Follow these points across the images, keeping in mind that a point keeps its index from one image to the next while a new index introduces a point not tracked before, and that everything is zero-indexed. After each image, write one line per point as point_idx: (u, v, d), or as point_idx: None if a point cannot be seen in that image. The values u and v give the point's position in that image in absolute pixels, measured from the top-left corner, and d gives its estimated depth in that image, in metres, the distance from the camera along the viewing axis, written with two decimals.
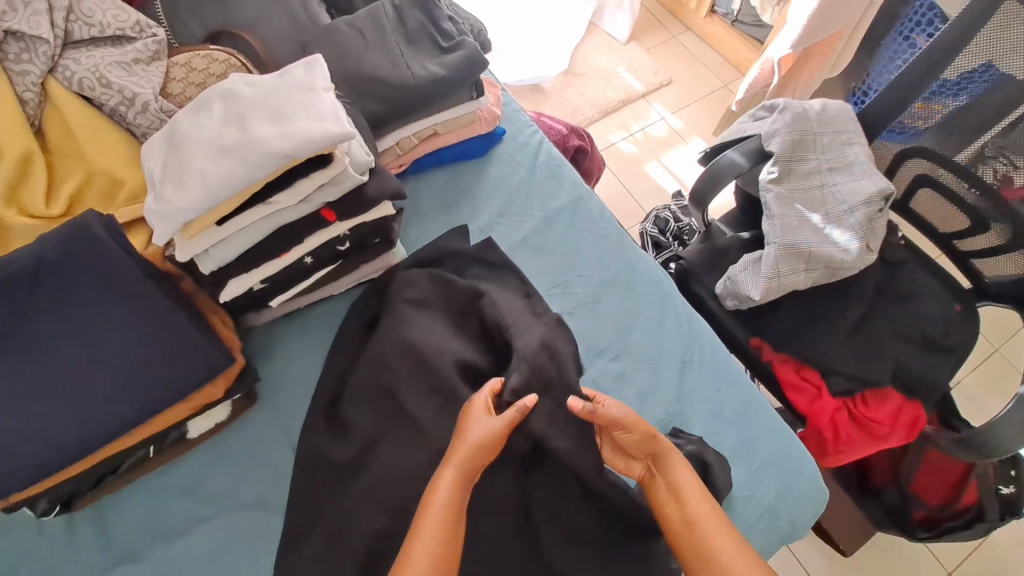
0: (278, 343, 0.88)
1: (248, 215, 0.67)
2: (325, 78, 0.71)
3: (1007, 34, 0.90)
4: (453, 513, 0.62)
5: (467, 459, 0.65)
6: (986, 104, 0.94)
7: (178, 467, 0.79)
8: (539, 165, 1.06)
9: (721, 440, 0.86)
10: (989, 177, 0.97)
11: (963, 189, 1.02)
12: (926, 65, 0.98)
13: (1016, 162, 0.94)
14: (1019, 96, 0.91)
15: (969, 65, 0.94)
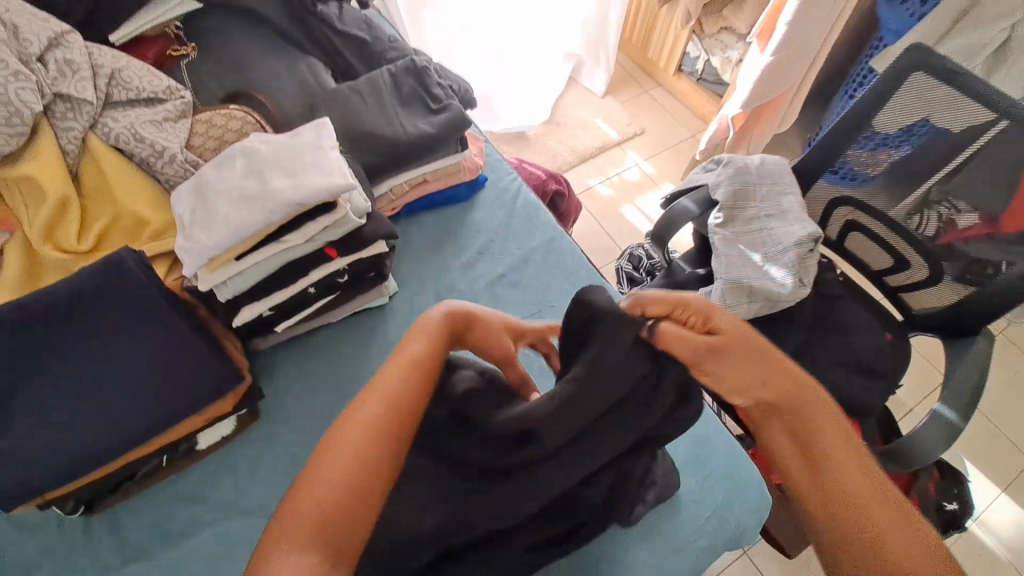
0: (282, 365, 0.98)
1: (262, 252, 0.79)
2: (333, 138, 0.85)
3: (937, 97, 1.00)
4: (383, 425, 0.53)
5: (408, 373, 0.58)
6: (926, 155, 1.05)
7: (189, 477, 0.87)
8: (516, 209, 1.20)
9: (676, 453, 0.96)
10: (935, 219, 1.09)
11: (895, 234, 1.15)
12: (849, 126, 1.11)
13: (957, 207, 1.05)
14: (954, 149, 1.02)
15: (907, 121, 1.05)
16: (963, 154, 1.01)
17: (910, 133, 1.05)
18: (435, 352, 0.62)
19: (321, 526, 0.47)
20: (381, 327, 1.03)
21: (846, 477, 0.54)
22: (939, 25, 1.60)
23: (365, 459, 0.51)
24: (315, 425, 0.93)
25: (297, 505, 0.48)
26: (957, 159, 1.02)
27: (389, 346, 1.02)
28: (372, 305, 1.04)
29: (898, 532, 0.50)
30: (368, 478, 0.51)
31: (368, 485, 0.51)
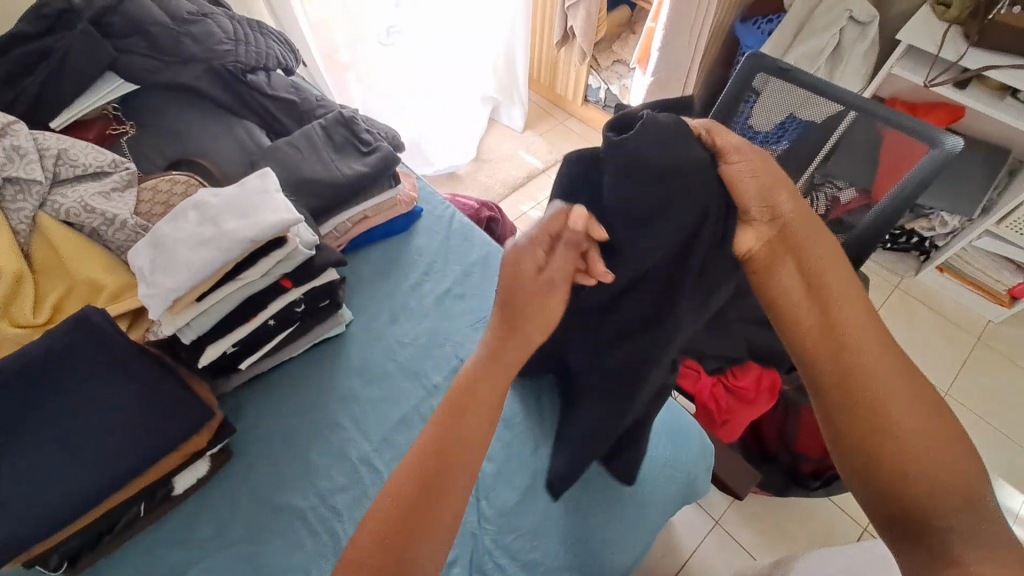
0: (250, 402, 1.04)
1: (222, 290, 0.86)
2: (277, 183, 0.95)
3: (793, 97, 1.21)
4: (439, 455, 0.67)
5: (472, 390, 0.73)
6: (803, 145, 1.25)
7: (171, 520, 0.91)
8: (453, 232, 1.33)
9: None
10: (823, 199, 1.27)
11: None
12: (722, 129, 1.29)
13: (838, 186, 1.24)
14: (823, 137, 1.22)
15: (778, 119, 1.24)
16: (831, 140, 1.21)
17: (784, 128, 1.24)
18: (481, 419, 0.71)
19: (387, 526, 0.62)
20: (342, 353, 1.11)
21: (840, 307, 0.67)
22: (784, 38, 1.94)
23: (427, 475, 0.66)
24: (289, 452, 0.99)
25: (389, 492, 0.65)
26: (828, 144, 1.22)
27: (352, 369, 1.10)
28: (332, 333, 1.12)
29: (871, 356, 0.65)
30: (432, 498, 0.65)
31: (418, 499, 0.64)
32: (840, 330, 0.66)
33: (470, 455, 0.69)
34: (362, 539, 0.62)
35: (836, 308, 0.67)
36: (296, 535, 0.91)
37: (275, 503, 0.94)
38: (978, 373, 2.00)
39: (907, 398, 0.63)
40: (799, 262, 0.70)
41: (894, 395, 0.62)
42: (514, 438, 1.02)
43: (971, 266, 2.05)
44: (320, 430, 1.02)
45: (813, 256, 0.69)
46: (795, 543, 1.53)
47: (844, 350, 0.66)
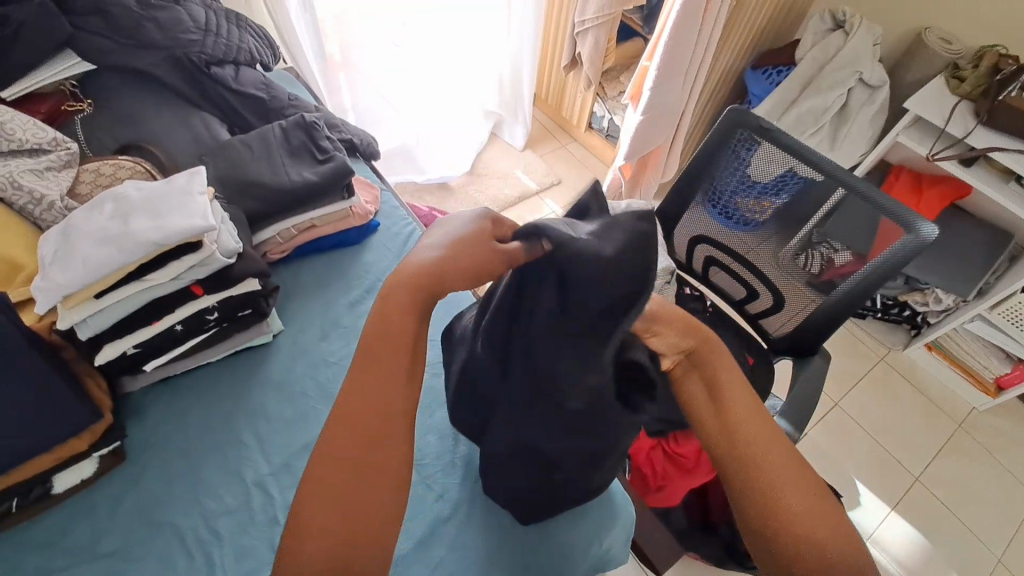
0: (154, 405, 0.99)
1: (122, 290, 0.83)
2: (205, 185, 0.91)
3: (785, 150, 1.13)
4: (374, 409, 0.54)
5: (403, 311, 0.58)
6: (801, 201, 1.14)
7: (43, 521, 0.87)
8: (406, 251, 1.28)
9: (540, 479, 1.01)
10: (819, 258, 1.17)
11: (740, 265, 1.31)
12: (699, 170, 1.24)
13: (835, 246, 1.14)
14: (823, 195, 1.12)
15: (777, 170, 1.15)
16: (833, 198, 1.11)
17: (783, 182, 1.15)
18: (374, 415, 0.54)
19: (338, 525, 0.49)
20: (262, 365, 1.07)
21: (747, 424, 0.57)
22: (791, 90, 1.88)
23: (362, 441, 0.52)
24: (183, 464, 0.94)
25: (316, 477, 0.51)
26: (829, 203, 1.12)
27: (268, 382, 1.05)
28: (255, 342, 1.08)
29: (785, 472, 0.55)
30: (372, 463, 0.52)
31: (359, 472, 0.52)
32: (747, 442, 0.56)
33: (394, 421, 0.55)
34: (309, 554, 0.48)
35: (740, 424, 0.57)
36: (168, 556, 0.86)
37: (156, 517, 0.89)
38: (955, 461, 1.90)
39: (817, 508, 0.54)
40: (707, 379, 0.61)
41: (806, 506, 0.54)
42: (420, 481, 0.96)
43: (961, 348, 1.96)
44: (220, 443, 0.97)
45: (718, 366, 0.62)
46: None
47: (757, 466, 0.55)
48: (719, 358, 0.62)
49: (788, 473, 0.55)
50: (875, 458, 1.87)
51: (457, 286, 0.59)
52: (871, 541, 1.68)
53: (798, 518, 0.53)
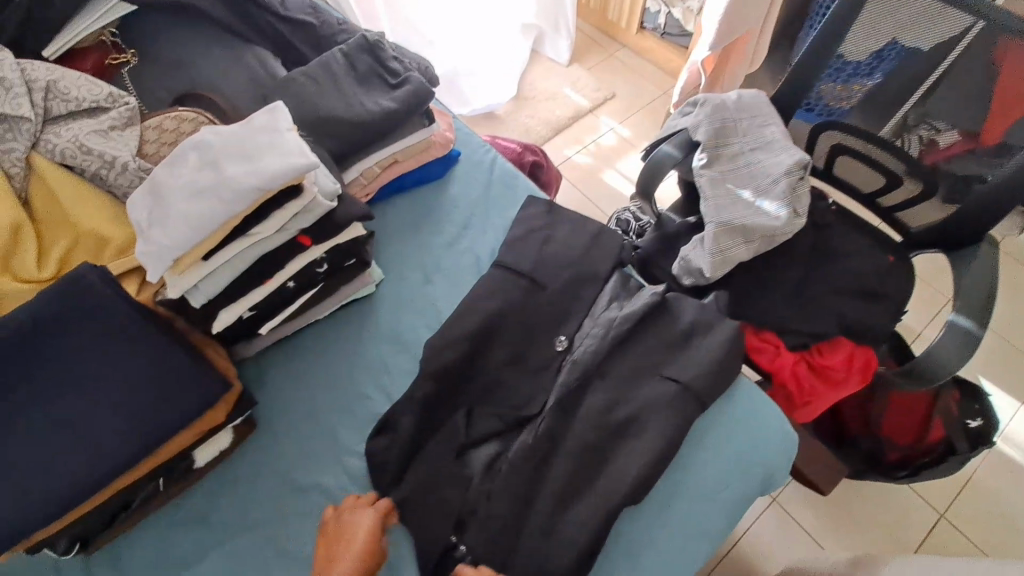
0: (272, 369, 0.94)
1: (230, 248, 0.74)
2: (289, 120, 0.80)
3: (900, 16, 0.99)
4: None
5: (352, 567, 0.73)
6: (898, 78, 1.04)
7: (195, 495, 0.86)
8: (494, 179, 1.16)
9: (706, 445, 0.90)
10: (916, 143, 1.06)
11: (870, 148, 1.13)
12: (825, 42, 1.07)
13: (937, 126, 1.03)
14: (931, 65, 1.00)
15: (876, 45, 1.03)
16: (943, 66, 0.98)
17: (880, 59, 1.04)
18: None
19: None
20: (371, 316, 1.00)
21: None
22: None
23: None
24: (315, 427, 0.90)
25: None
26: (937, 73, 1.00)
27: (382, 334, 0.98)
28: (360, 295, 1.00)
29: None
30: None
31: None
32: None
33: None
34: None
35: None
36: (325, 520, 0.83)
37: (302, 483, 0.86)
38: None
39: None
40: None
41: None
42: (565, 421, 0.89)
43: None
44: (348, 402, 0.92)
45: None
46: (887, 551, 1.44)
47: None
48: None
49: None
50: (999, 355, 1.72)
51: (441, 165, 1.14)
52: (1004, 440, 1.59)
53: None
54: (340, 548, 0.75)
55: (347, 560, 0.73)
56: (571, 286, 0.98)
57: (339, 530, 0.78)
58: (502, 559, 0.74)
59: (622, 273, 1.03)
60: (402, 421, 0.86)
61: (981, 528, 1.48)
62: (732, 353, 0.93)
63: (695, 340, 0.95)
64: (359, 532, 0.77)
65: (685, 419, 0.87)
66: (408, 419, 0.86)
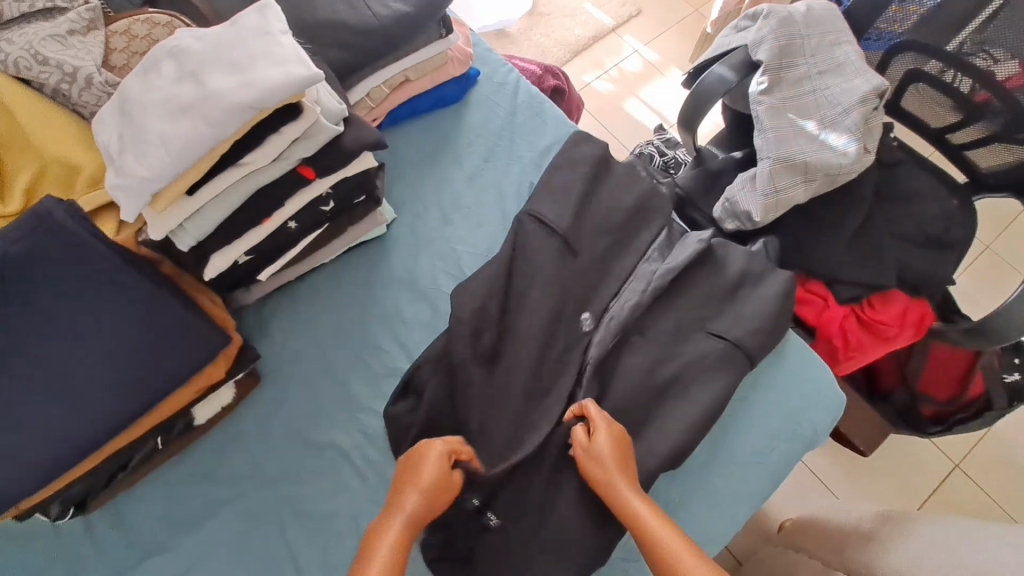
0: (277, 318, 0.85)
1: (219, 180, 0.62)
2: (282, 20, 0.65)
3: None
4: (399, 565, 0.56)
5: (427, 500, 0.62)
6: None
7: (197, 452, 0.78)
8: (519, 104, 1.02)
9: (751, 407, 0.85)
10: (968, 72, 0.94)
11: (948, 76, 0.97)
12: None
13: (995, 56, 0.90)
14: None
15: None
16: None
17: None
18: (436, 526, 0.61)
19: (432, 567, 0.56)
20: (384, 260, 0.90)
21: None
22: None
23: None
24: (327, 382, 0.82)
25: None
26: None
27: (397, 281, 0.88)
28: (369, 237, 0.90)
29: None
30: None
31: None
32: (668, 563, 0.58)
33: None
34: None
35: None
36: (341, 480, 0.77)
37: (313, 440, 0.79)
38: None
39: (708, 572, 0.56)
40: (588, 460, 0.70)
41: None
42: (601, 379, 0.81)
43: None
44: (361, 355, 0.84)
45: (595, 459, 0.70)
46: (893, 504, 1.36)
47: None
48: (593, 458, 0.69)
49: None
50: None
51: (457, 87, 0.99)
52: None
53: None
54: (407, 480, 0.64)
55: (410, 493, 0.62)
56: (607, 232, 0.88)
57: (409, 462, 0.67)
58: (603, 436, 0.70)
59: (665, 216, 0.92)
60: (423, 378, 0.78)
61: (997, 475, 1.38)
62: (786, 308, 0.84)
63: (743, 293, 0.86)
64: (427, 471, 0.64)
65: (731, 380, 0.80)
66: (429, 376, 0.78)
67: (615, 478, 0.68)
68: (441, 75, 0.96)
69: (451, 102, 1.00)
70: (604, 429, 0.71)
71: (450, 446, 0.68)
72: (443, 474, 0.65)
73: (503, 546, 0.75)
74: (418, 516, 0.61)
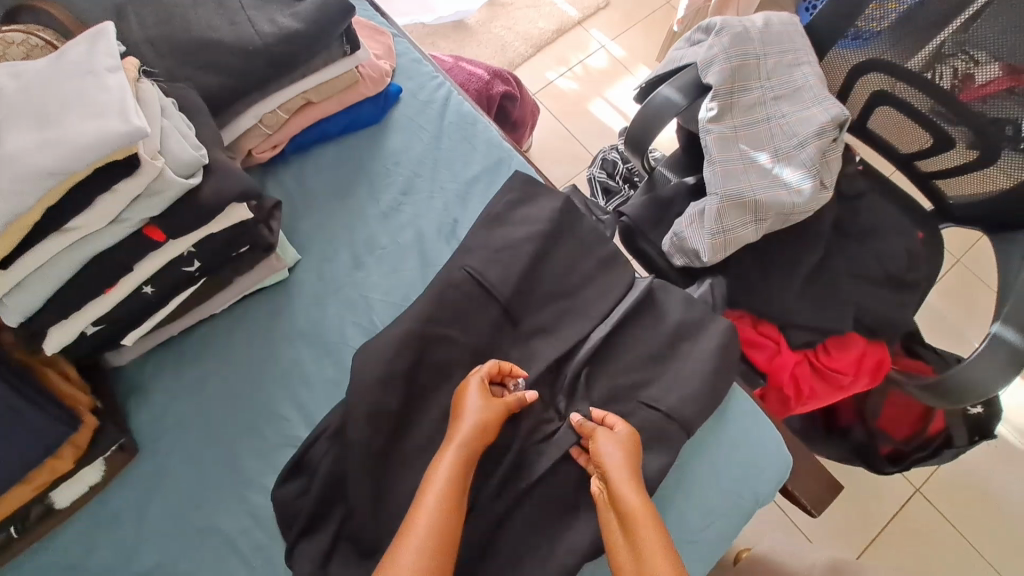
0: (159, 379, 0.75)
1: (38, 251, 0.52)
2: (116, 55, 0.55)
3: None
4: (450, 515, 0.57)
5: (467, 443, 0.63)
6: None
7: (59, 539, 0.69)
8: (446, 126, 0.91)
9: (686, 473, 0.77)
10: (947, 79, 0.85)
11: (917, 97, 0.89)
12: None
13: (977, 57, 0.81)
14: None
15: None
16: None
17: None
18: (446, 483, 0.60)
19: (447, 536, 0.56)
20: (284, 309, 0.79)
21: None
22: None
23: (445, 537, 0.55)
24: (213, 453, 0.72)
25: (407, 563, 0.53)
26: None
27: (299, 334, 0.78)
28: (269, 283, 0.79)
29: None
30: (447, 538, 0.56)
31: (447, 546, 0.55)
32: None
33: None
34: None
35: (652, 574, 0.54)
36: (223, 570, 0.68)
37: (195, 523, 0.70)
38: None
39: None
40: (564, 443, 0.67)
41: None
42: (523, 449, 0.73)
43: None
44: (253, 422, 0.74)
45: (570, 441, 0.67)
46: (847, 534, 1.26)
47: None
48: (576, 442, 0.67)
49: None
50: None
51: (373, 108, 0.88)
52: None
53: None
54: (453, 421, 0.66)
55: (465, 428, 0.64)
56: (535, 280, 0.79)
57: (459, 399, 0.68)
58: (623, 429, 0.67)
59: (602, 259, 0.82)
60: (320, 455, 0.70)
61: (960, 499, 1.29)
62: (728, 365, 0.77)
63: (683, 348, 0.78)
64: (470, 403, 0.66)
65: (666, 450, 0.72)
66: (325, 451, 0.70)
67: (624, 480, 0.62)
68: (353, 96, 0.84)
69: (367, 124, 0.88)
70: (625, 424, 0.68)
71: (490, 369, 0.69)
72: (493, 407, 0.66)
73: None
74: (473, 451, 0.63)
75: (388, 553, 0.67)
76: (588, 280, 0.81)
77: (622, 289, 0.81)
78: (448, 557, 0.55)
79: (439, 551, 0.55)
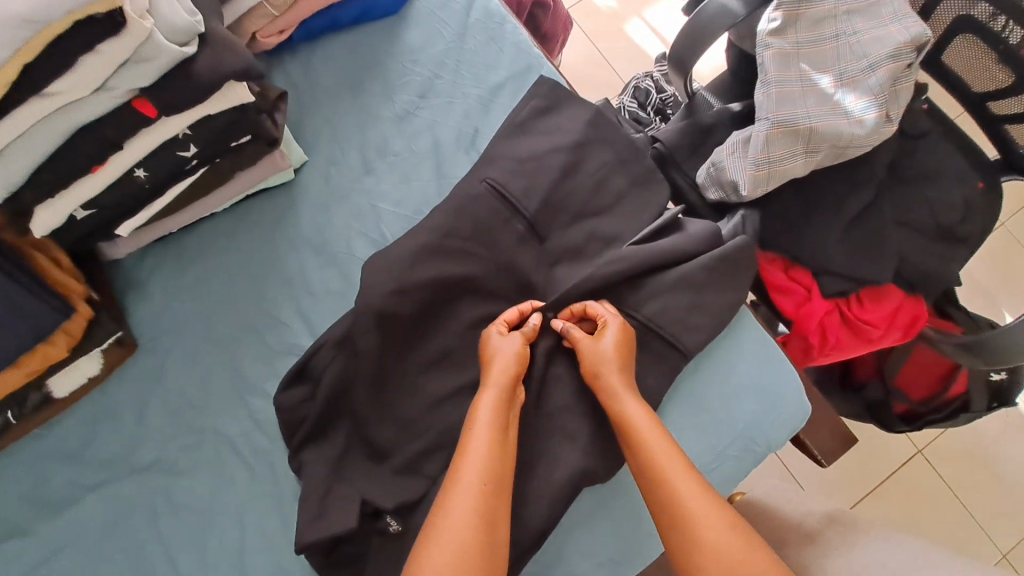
0: (157, 275, 0.72)
1: (16, 116, 0.46)
2: None
3: None
4: (499, 449, 0.56)
5: (500, 382, 0.61)
6: None
7: (61, 429, 0.68)
8: (472, 23, 0.81)
9: (700, 415, 0.75)
10: None
11: (999, 23, 0.78)
12: None
13: None
14: None
15: None
16: None
17: None
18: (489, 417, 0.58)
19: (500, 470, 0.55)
20: (288, 212, 0.74)
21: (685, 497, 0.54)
22: None
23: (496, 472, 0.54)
24: (213, 354, 0.70)
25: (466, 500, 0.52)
26: None
27: (303, 239, 0.73)
28: (272, 183, 0.73)
29: (708, 516, 0.53)
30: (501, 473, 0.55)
31: (500, 483, 0.54)
32: (661, 490, 0.56)
33: None
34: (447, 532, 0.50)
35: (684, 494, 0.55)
36: (226, 470, 0.67)
37: (196, 422, 0.69)
38: None
39: (706, 500, 0.54)
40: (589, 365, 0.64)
41: (693, 510, 0.54)
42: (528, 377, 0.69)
43: None
44: (257, 328, 0.71)
45: (592, 356, 0.64)
46: (841, 483, 1.27)
47: (644, 487, 0.57)
48: (597, 353, 0.64)
49: (696, 502, 0.54)
50: None
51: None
52: None
53: (702, 524, 0.53)
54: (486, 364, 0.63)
55: (496, 370, 0.61)
56: (558, 200, 0.73)
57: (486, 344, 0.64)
58: (610, 337, 0.64)
59: (632, 184, 0.76)
60: (323, 364, 0.67)
61: (961, 462, 1.28)
62: None
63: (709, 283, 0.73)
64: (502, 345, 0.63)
65: None
66: (327, 360, 0.67)
67: (621, 387, 0.63)
68: None
69: (383, 14, 0.79)
70: (614, 327, 0.65)
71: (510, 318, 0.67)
72: (520, 346, 0.64)
73: (398, 555, 0.64)
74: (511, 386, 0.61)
75: (391, 467, 0.66)
76: (615, 207, 0.75)
77: (651, 218, 0.75)
78: (501, 495, 0.54)
79: (498, 489, 0.54)
